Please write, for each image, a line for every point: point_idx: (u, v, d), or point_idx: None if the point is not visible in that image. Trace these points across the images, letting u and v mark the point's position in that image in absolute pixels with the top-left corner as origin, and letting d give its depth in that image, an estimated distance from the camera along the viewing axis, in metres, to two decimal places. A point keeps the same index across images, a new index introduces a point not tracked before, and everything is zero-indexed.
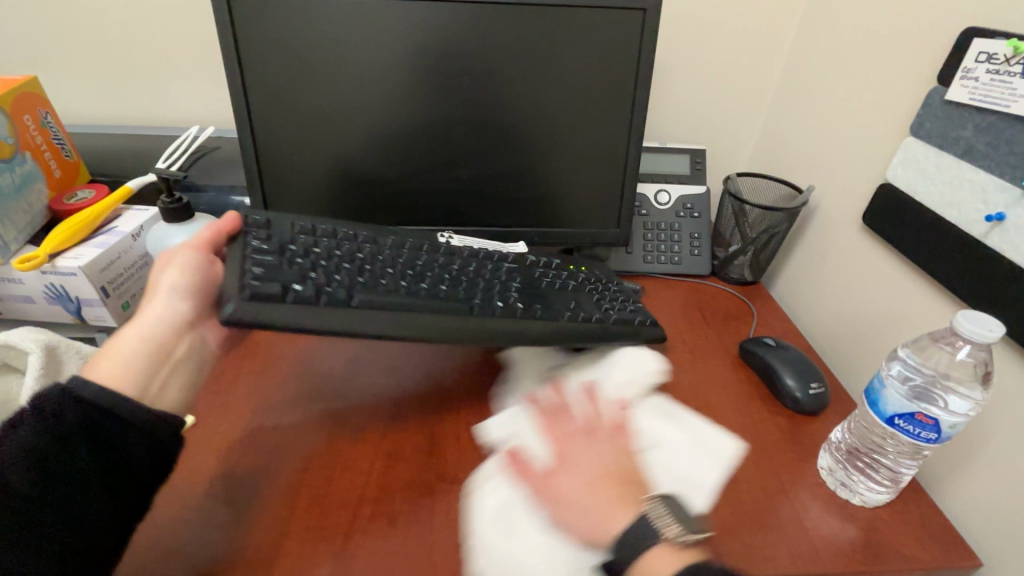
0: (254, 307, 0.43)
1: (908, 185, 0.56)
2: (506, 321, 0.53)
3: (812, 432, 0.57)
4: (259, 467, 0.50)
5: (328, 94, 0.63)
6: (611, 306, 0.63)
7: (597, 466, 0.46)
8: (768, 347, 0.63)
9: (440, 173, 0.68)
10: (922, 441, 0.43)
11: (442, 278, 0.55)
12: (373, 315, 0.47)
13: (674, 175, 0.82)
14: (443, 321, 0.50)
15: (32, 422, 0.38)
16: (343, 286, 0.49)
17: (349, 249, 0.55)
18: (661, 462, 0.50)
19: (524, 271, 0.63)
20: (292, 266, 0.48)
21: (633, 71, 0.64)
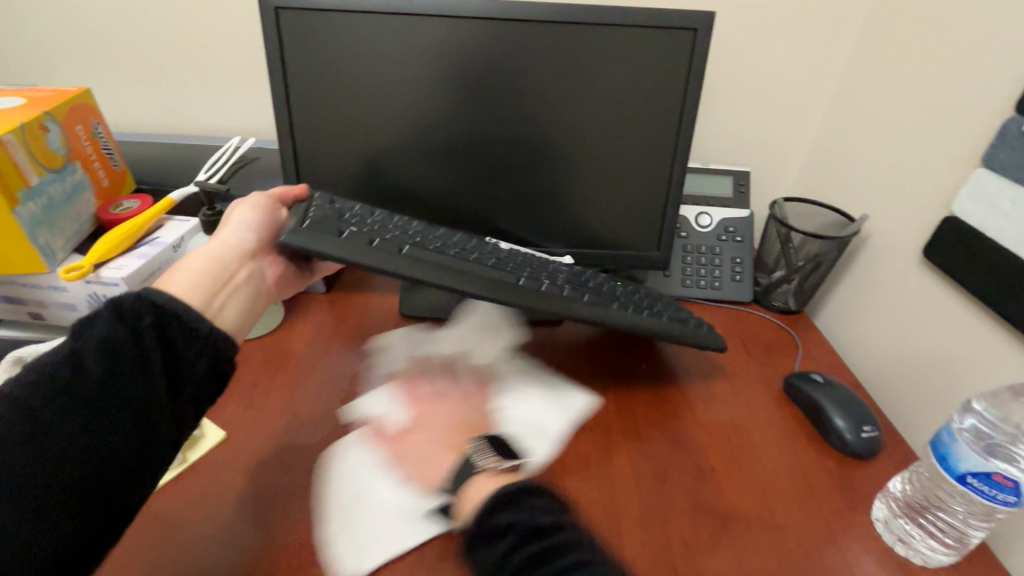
0: (303, 238, 0.48)
1: (977, 219, 0.53)
2: (547, 296, 0.54)
3: (864, 479, 0.53)
4: (287, 486, 0.49)
5: (371, 109, 0.63)
6: (657, 309, 0.62)
7: (456, 420, 0.53)
8: (816, 384, 0.60)
9: (478, 188, 0.67)
10: (998, 504, 0.40)
11: (491, 255, 0.58)
12: (415, 261, 0.51)
13: (716, 196, 0.79)
14: (485, 279, 0.52)
15: (112, 322, 0.40)
16: (393, 240, 0.53)
17: (409, 223, 0.58)
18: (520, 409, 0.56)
19: (575, 273, 0.63)
20: (350, 219, 0.53)
21: (679, 93, 0.62)
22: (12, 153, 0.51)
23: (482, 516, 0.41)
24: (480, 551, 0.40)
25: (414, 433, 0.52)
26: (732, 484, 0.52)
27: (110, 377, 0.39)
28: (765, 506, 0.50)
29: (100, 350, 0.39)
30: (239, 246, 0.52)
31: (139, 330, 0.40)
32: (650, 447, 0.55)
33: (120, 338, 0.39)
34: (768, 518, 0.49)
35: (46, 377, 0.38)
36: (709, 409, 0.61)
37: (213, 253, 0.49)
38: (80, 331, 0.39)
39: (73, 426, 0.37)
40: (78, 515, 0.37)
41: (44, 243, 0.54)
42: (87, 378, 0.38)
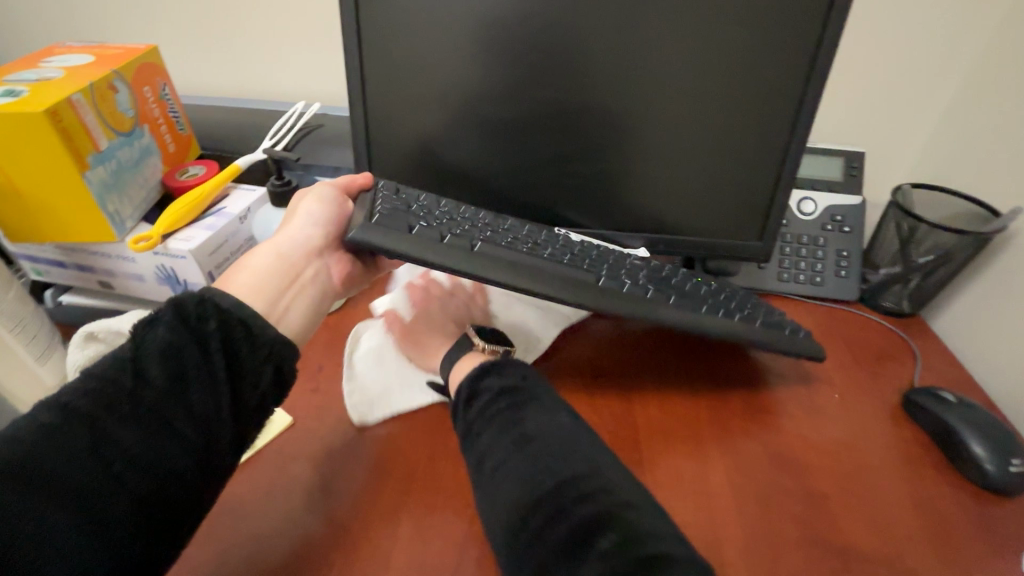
0: (372, 237, 0.43)
1: None
2: (626, 298, 0.48)
3: (1010, 519, 0.46)
4: (358, 481, 0.46)
5: (449, 76, 0.57)
6: (750, 309, 0.55)
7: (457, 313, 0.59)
8: (948, 405, 0.52)
9: (562, 164, 0.61)
10: None
11: (563, 247, 0.52)
12: (490, 260, 0.45)
13: (823, 180, 0.70)
14: (565, 281, 0.47)
15: (174, 327, 0.39)
16: (465, 235, 0.47)
17: (476, 212, 0.53)
18: (520, 308, 0.62)
19: (653, 268, 0.56)
20: (418, 211, 0.48)
21: (803, 62, 0.53)
22: (81, 112, 0.48)
23: (467, 385, 0.46)
24: (463, 410, 0.45)
25: (421, 328, 0.57)
26: (850, 514, 0.46)
27: (170, 381, 0.38)
28: (893, 547, 0.43)
29: (160, 355, 0.38)
30: (302, 246, 0.50)
31: (201, 330, 0.40)
32: (752, 464, 0.49)
33: (180, 343, 0.39)
34: (899, 560, 0.43)
35: (105, 384, 0.37)
36: (817, 422, 0.54)
37: (279, 251, 0.48)
38: (144, 334, 0.39)
39: (133, 433, 0.36)
40: (139, 516, 0.34)
41: (114, 211, 0.52)
42: (148, 383, 0.37)
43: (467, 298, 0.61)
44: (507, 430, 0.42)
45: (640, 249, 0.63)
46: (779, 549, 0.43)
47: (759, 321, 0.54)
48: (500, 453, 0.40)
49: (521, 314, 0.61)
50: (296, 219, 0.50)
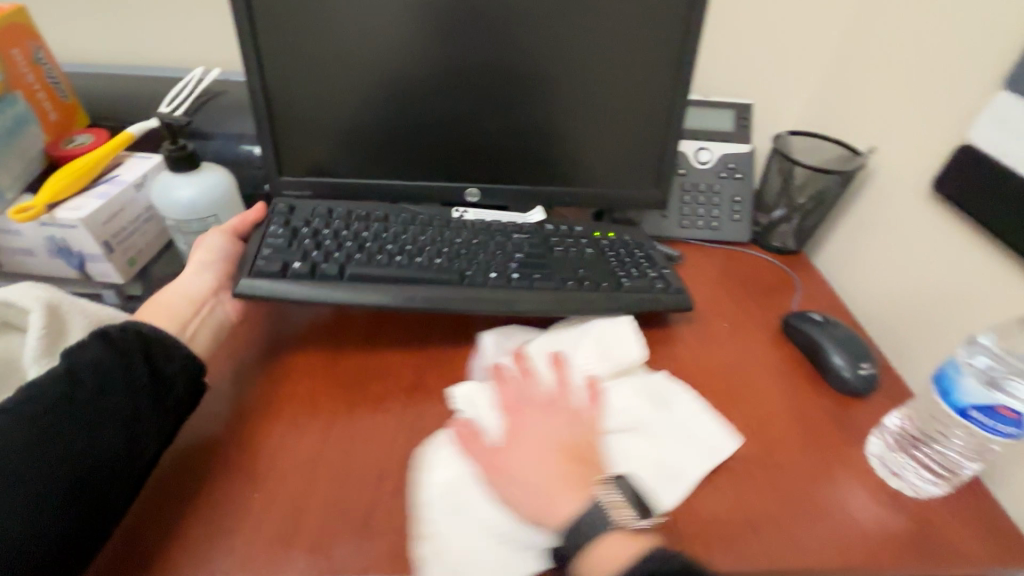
0: (255, 284, 0.53)
1: (992, 148, 0.49)
2: (488, 289, 0.56)
3: (862, 415, 0.53)
4: (274, 438, 0.48)
5: (343, 33, 0.57)
6: (625, 270, 0.61)
7: (552, 450, 0.41)
8: (816, 324, 0.58)
9: (467, 122, 0.62)
10: (1000, 436, 0.39)
11: (438, 248, 0.59)
12: (358, 286, 0.55)
13: (717, 131, 0.75)
14: (429, 291, 0.56)
15: (105, 347, 0.42)
16: (337, 261, 0.56)
17: (369, 225, 0.61)
18: (631, 448, 0.46)
19: (537, 241, 0.62)
20: (302, 241, 0.57)
21: (681, 12, 0.56)
22: None
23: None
24: None
25: (519, 458, 0.41)
26: (729, 424, 0.52)
27: (103, 394, 0.41)
28: (761, 447, 0.49)
29: (89, 367, 0.41)
30: (206, 273, 0.54)
31: (128, 348, 0.43)
32: None
33: (111, 362, 0.42)
34: (766, 458, 0.49)
35: (41, 392, 0.39)
36: (706, 349, 0.59)
37: (177, 286, 0.52)
38: (75, 352, 0.41)
39: (68, 445, 0.38)
40: (71, 519, 0.36)
41: None
42: (79, 393, 0.40)
43: (568, 411, 0.44)
44: None
45: (538, 211, 0.68)
46: None
47: (636, 277, 0.60)
48: None
49: (642, 459, 0.46)
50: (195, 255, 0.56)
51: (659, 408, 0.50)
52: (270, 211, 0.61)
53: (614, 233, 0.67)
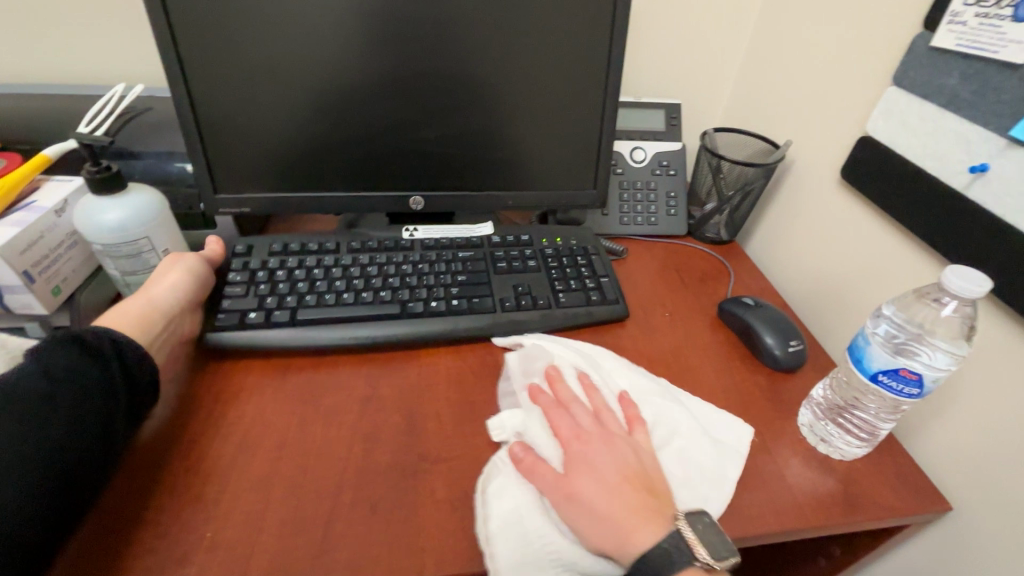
0: (221, 336, 0.55)
1: (887, 137, 0.54)
2: (430, 320, 0.59)
3: (793, 389, 0.57)
4: (224, 460, 0.47)
5: (271, 46, 0.56)
6: (564, 282, 0.63)
7: (622, 466, 0.44)
8: (748, 307, 0.62)
9: (407, 131, 0.63)
10: (905, 396, 0.43)
11: (387, 279, 0.61)
12: (311, 330, 0.57)
13: (649, 131, 0.79)
14: (376, 327, 0.58)
15: (78, 351, 0.43)
16: (287, 305, 0.58)
17: (322, 260, 0.63)
18: (679, 458, 0.48)
19: (483, 257, 0.65)
20: (258, 287, 0.59)
21: (605, 20, 0.59)
22: None
23: None
24: None
25: (581, 482, 0.43)
26: None
27: (80, 396, 0.40)
28: None
29: (61, 365, 0.41)
30: (182, 289, 0.54)
31: (100, 349, 0.43)
32: None
33: (85, 366, 0.42)
34: None
35: (18, 392, 0.39)
36: (650, 338, 0.62)
37: (151, 297, 0.51)
38: (47, 354, 0.41)
39: (48, 446, 0.38)
40: (37, 516, 0.36)
41: None
42: (52, 390, 0.40)
43: (608, 436, 0.46)
44: None
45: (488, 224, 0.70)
46: None
47: (573, 289, 0.63)
48: None
49: (693, 468, 0.47)
50: (165, 271, 0.55)
51: (687, 408, 0.52)
52: (229, 254, 0.63)
53: (561, 238, 0.69)
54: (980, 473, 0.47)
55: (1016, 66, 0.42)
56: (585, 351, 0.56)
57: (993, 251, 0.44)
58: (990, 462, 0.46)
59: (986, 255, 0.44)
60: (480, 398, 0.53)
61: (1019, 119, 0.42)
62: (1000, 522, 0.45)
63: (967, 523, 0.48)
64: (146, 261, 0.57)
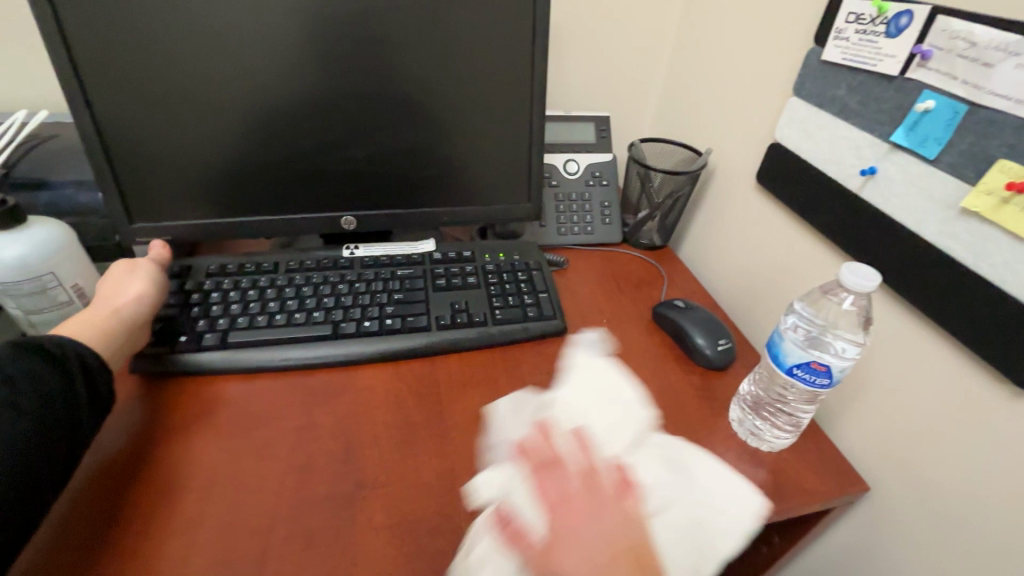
0: (148, 360, 0.54)
1: (792, 143, 0.58)
2: (363, 342, 0.58)
3: (724, 386, 0.59)
4: (155, 502, 0.44)
5: (184, 69, 0.55)
6: (503, 298, 0.64)
7: (610, 544, 0.34)
8: (679, 310, 0.65)
9: (335, 152, 0.62)
10: (818, 387, 0.45)
11: (323, 298, 0.60)
12: (240, 352, 0.56)
13: (580, 143, 0.81)
14: (307, 348, 0.57)
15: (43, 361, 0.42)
16: (218, 327, 0.56)
17: (257, 280, 0.61)
18: (670, 532, 0.42)
19: (422, 273, 0.65)
20: (190, 309, 0.58)
21: (526, 38, 0.60)
22: None
23: None
24: None
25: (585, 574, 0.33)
26: None
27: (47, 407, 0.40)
28: None
29: (24, 372, 0.41)
30: (146, 299, 0.53)
31: (65, 358, 0.43)
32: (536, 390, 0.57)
33: (52, 377, 0.42)
34: None
35: None
36: (589, 346, 0.64)
37: (116, 306, 0.51)
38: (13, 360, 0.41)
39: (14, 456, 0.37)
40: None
41: None
42: (13, 396, 0.39)
43: (608, 501, 0.36)
44: None
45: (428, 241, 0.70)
46: None
47: (510, 305, 0.63)
48: None
49: (685, 539, 0.42)
50: (124, 281, 0.54)
51: (680, 480, 0.45)
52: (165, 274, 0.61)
53: (504, 253, 0.70)
54: (892, 454, 0.50)
55: (892, 78, 0.46)
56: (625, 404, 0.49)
57: (886, 246, 0.47)
58: (898, 443, 0.49)
59: (881, 251, 0.48)
60: (420, 418, 0.53)
61: (898, 126, 0.46)
62: (913, 498, 0.48)
63: (885, 501, 0.51)
64: (52, 298, 0.53)
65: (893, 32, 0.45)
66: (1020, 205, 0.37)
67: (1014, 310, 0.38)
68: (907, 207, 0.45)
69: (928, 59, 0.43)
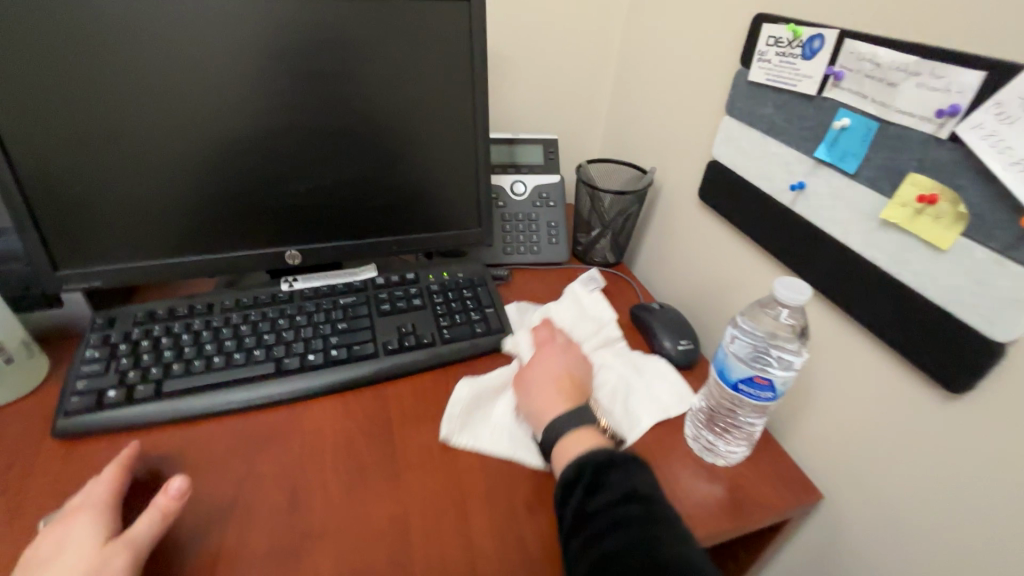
0: (77, 421, 0.51)
1: (729, 160, 0.60)
2: (308, 376, 0.56)
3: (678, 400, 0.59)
4: None
5: (108, 111, 0.53)
6: (449, 318, 0.63)
7: (561, 370, 0.56)
8: (653, 312, 0.67)
9: (277, 186, 0.61)
10: (764, 401, 0.46)
11: (263, 334, 0.58)
12: (177, 402, 0.53)
13: (528, 165, 0.82)
14: (249, 390, 0.54)
15: None
16: (151, 376, 0.53)
17: (192, 324, 0.59)
18: (608, 397, 0.57)
19: (367, 300, 0.64)
20: (121, 361, 0.54)
21: (468, 71, 0.61)
22: None
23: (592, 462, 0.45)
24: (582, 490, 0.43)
25: (535, 372, 0.56)
26: None
27: None
28: None
29: None
30: None
31: None
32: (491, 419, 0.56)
33: None
34: None
35: None
36: None
37: None
38: None
39: None
40: None
41: None
42: None
43: (570, 350, 0.59)
44: (625, 532, 0.39)
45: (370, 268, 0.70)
46: (511, 488, 0.49)
47: (456, 323, 0.63)
48: (611, 550, 0.38)
49: (617, 399, 0.57)
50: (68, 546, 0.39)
51: (635, 372, 0.60)
52: (88, 329, 0.58)
53: (448, 272, 0.70)
54: (838, 459, 0.51)
55: (811, 97, 0.48)
56: (599, 318, 0.67)
57: (818, 257, 0.49)
58: (843, 451, 0.50)
59: (814, 261, 0.49)
60: (371, 457, 0.51)
61: (820, 143, 0.47)
62: (861, 501, 0.49)
63: (837, 506, 0.52)
64: None
65: (809, 54, 0.47)
66: (932, 215, 0.39)
67: (935, 317, 0.40)
68: (834, 219, 0.47)
69: (841, 80, 0.45)
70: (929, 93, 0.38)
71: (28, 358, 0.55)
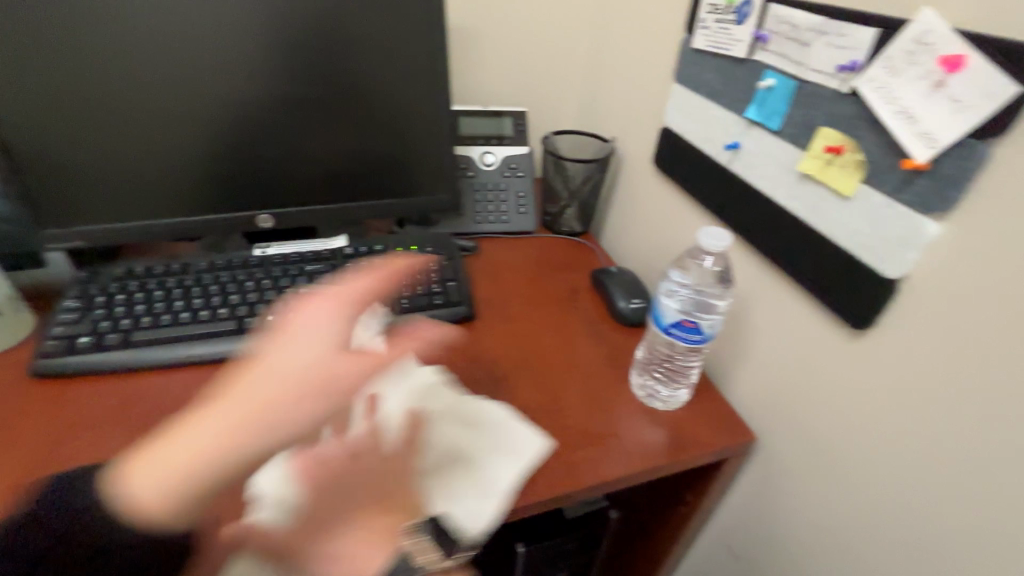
0: (53, 363, 0.55)
1: (677, 125, 0.62)
2: (268, 336, 0.60)
3: (626, 353, 0.63)
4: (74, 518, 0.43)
5: (84, 77, 0.56)
6: (410, 288, 0.66)
7: (343, 505, 0.37)
8: (609, 274, 0.71)
9: (247, 151, 0.64)
10: (692, 344, 0.49)
11: (229, 295, 0.62)
12: (143, 350, 0.57)
13: (496, 137, 0.84)
14: (212, 344, 0.58)
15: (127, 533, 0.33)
16: (121, 327, 0.57)
17: (165, 282, 0.62)
18: (455, 479, 0.48)
19: (333, 266, 0.67)
20: (96, 312, 0.59)
21: (428, 41, 0.63)
22: None
23: None
24: None
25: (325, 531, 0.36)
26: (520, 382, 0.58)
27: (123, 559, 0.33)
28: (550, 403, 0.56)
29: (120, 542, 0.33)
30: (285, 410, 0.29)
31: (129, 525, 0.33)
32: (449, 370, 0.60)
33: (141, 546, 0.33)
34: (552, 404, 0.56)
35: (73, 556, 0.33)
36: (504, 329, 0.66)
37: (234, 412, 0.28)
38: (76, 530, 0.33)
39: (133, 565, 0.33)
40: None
41: None
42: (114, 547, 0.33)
43: (365, 466, 0.38)
44: None
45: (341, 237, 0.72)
46: None
47: (416, 294, 0.65)
48: None
49: (456, 487, 0.47)
50: (307, 339, 0.31)
51: (477, 434, 0.51)
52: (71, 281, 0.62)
53: (417, 246, 0.72)
54: (769, 401, 0.55)
55: (743, 60, 0.51)
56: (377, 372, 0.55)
57: (750, 212, 0.52)
58: (773, 393, 0.54)
59: (747, 217, 0.53)
60: None
61: (750, 103, 0.50)
62: (788, 438, 0.53)
63: (769, 445, 0.56)
64: None
65: (741, 19, 0.50)
66: (839, 165, 0.42)
67: (842, 259, 0.43)
68: (763, 175, 0.50)
69: (767, 43, 0.48)
70: (835, 51, 0.41)
71: (13, 312, 0.59)
